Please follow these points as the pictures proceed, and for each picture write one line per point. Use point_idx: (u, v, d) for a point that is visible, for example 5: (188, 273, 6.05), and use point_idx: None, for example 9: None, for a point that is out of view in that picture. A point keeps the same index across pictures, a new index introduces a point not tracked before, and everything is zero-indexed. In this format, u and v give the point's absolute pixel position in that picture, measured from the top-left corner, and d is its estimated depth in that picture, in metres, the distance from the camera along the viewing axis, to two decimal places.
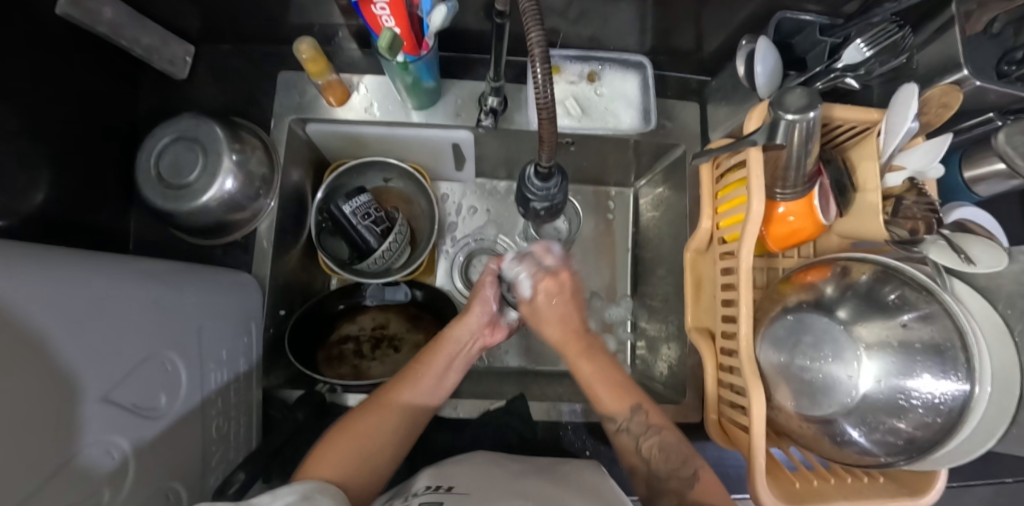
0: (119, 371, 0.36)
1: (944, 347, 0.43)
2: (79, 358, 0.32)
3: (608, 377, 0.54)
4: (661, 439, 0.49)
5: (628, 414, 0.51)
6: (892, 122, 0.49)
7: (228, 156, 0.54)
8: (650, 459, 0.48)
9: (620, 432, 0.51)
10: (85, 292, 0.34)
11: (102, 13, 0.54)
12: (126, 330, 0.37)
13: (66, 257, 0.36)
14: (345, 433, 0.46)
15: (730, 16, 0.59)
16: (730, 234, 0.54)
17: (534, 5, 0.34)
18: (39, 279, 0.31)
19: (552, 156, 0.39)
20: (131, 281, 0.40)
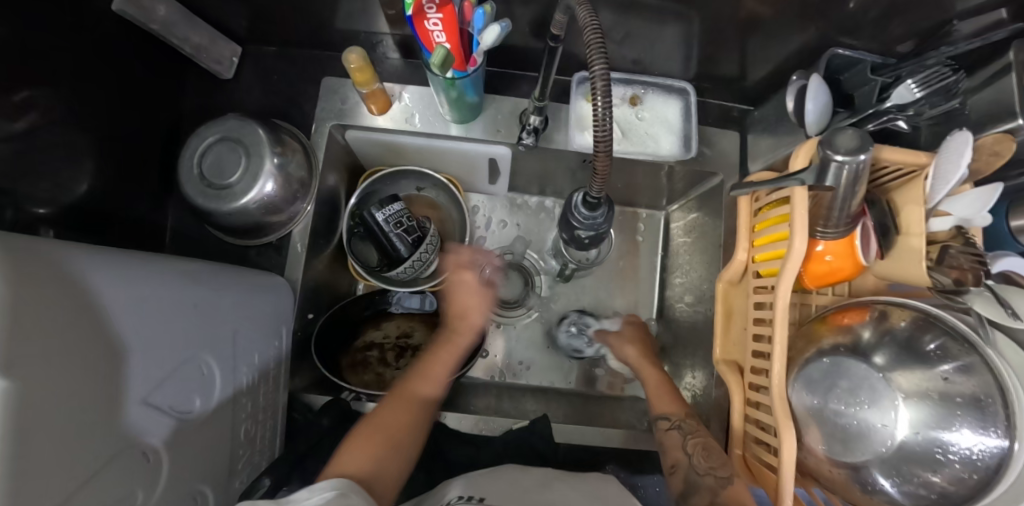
0: (159, 374, 0.36)
1: (985, 400, 0.42)
2: (122, 358, 0.32)
3: (666, 387, 0.60)
4: (706, 441, 0.51)
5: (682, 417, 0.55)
6: (941, 167, 0.48)
7: (271, 159, 0.54)
8: (694, 455, 0.50)
9: (670, 429, 0.54)
10: (136, 292, 0.35)
11: (156, 11, 0.55)
12: (170, 332, 0.37)
13: (118, 255, 0.37)
14: (370, 428, 0.48)
15: (778, 48, 0.58)
16: (767, 269, 0.54)
17: (598, 35, 0.34)
18: (94, 277, 0.32)
19: (604, 188, 0.39)
20: (179, 281, 0.41)
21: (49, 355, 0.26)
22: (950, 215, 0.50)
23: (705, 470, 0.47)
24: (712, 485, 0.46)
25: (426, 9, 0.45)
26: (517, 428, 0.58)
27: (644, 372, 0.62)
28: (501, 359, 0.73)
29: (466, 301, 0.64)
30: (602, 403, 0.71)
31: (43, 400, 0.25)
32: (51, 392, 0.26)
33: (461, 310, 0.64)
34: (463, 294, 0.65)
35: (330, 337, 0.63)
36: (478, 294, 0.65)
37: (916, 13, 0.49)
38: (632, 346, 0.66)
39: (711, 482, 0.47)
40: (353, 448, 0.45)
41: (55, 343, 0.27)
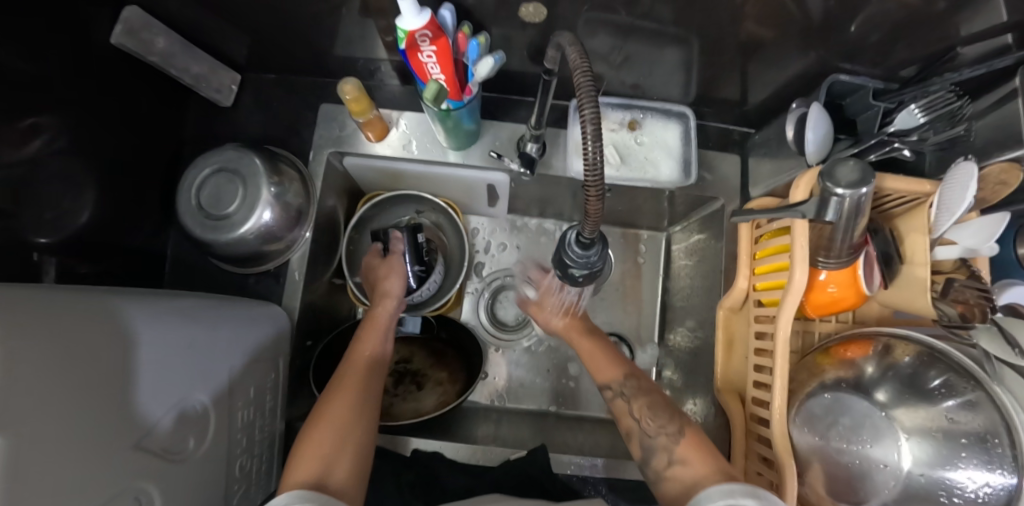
0: (155, 413, 0.36)
1: (990, 440, 0.40)
2: (113, 401, 0.33)
3: (603, 349, 0.59)
4: (651, 401, 0.51)
5: (621, 379, 0.55)
6: (945, 197, 0.47)
7: (268, 189, 0.55)
8: (641, 418, 0.50)
9: (614, 397, 0.54)
10: (126, 335, 0.36)
11: (156, 43, 0.55)
12: (163, 371, 0.38)
13: (101, 299, 0.37)
14: (321, 423, 0.44)
15: (780, 72, 0.57)
16: (768, 298, 0.53)
17: (590, 79, 0.34)
18: (87, 324, 0.33)
19: (597, 229, 0.38)
20: (173, 322, 0.41)
21: (35, 401, 0.27)
22: (955, 244, 0.49)
23: (655, 432, 0.47)
24: (666, 444, 0.46)
25: (420, 42, 0.44)
26: (516, 459, 0.58)
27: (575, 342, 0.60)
28: (500, 383, 0.73)
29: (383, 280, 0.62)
30: (602, 428, 0.70)
31: (34, 446, 0.25)
32: (40, 437, 0.26)
33: (378, 290, 0.61)
34: (381, 277, 0.62)
35: (328, 362, 0.64)
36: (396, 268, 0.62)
37: (921, 39, 0.48)
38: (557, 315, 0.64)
39: (665, 442, 0.46)
40: (306, 454, 0.41)
41: (35, 393, 0.27)
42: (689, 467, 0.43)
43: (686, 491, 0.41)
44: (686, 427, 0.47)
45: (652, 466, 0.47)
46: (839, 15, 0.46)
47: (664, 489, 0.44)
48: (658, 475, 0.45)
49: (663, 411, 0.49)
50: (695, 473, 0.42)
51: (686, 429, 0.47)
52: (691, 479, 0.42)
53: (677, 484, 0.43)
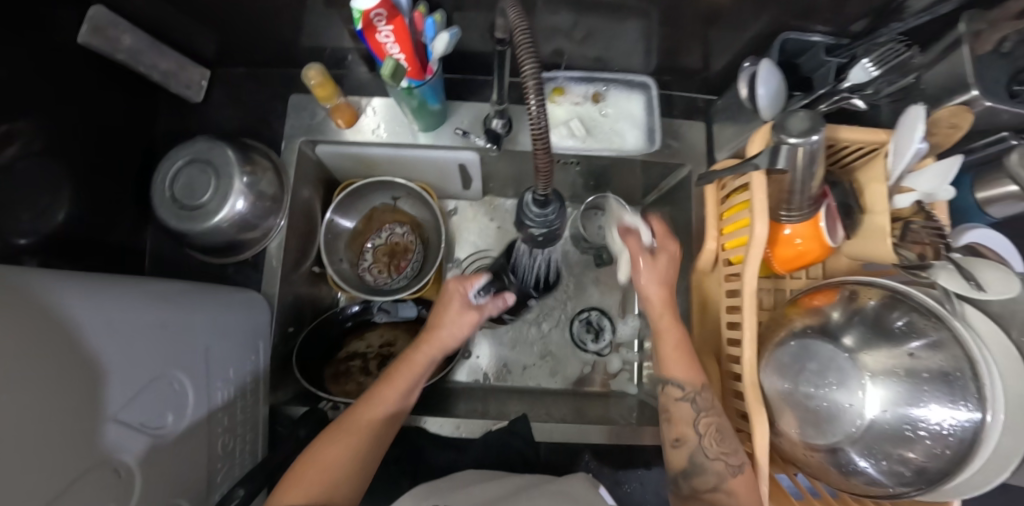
0: (130, 388, 0.37)
1: (953, 373, 0.41)
2: (89, 375, 0.33)
3: (685, 346, 0.53)
4: (719, 422, 0.48)
5: (699, 386, 0.50)
6: (899, 143, 0.48)
7: (240, 178, 0.56)
8: (705, 437, 0.48)
9: (681, 401, 0.50)
10: (106, 312, 0.37)
11: (122, 40, 0.57)
12: (137, 348, 0.38)
13: (79, 281, 0.38)
14: (311, 466, 0.41)
15: (736, 37, 0.59)
16: (735, 256, 0.54)
17: (528, 37, 0.35)
18: (63, 298, 0.34)
19: (549, 184, 0.39)
20: (150, 302, 0.42)
21: (12, 365, 0.27)
22: (913, 191, 0.49)
23: (714, 457, 0.46)
24: (721, 470, 0.46)
25: (377, 22, 0.45)
26: (496, 429, 0.58)
27: (662, 325, 0.54)
28: (486, 363, 0.74)
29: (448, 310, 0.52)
30: (588, 400, 0.71)
31: (9, 402, 0.26)
32: (18, 402, 0.27)
33: (433, 321, 0.52)
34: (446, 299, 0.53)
35: (311, 348, 0.64)
36: (468, 318, 0.52)
37: None
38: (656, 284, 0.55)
39: (719, 468, 0.46)
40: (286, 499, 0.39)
41: (15, 350, 0.28)
42: (732, 499, 0.44)
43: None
44: (747, 463, 0.46)
45: (693, 481, 0.48)
46: None
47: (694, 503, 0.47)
48: (698, 492, 0.47)
49: (731, 436, 0.47)
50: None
51: (747, 466, 0.46)
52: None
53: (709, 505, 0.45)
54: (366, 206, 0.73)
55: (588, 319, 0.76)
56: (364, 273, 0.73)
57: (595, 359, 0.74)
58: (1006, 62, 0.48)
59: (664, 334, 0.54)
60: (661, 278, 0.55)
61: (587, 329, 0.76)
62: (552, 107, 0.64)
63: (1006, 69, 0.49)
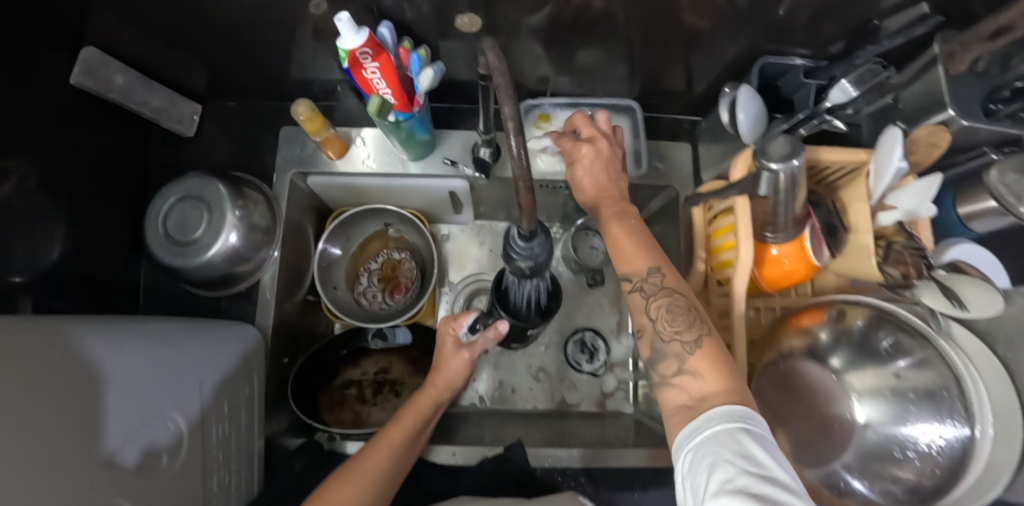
0: (123, 429, 0.37)
1: (940, 393, 0.42)
2: (81, 418, 0.34)
3: (638, 238, 0.48)
4: (672, 301, 0.44)
5: (647, 269, 0.46)
6: (879, 163, 0.49)
7: (232, 212, 0.57)
8: (658, 319, 0.44)
9: (632, 291, 0.47)
10: (89, 359, 0.37)
11: (114, 81, 0.58)
12: (132, 389, 0.39)
13: (68, 328, 0.38)
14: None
15: (717, 60, 0.60)
16: (725, 277, 0.55)
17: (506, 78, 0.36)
18: (58, 347, 0.35)
19: (533, 219, 0.39)
20: (142, 345, 0.42)
21: None
22: (895, 209, 0.50)
23: (670, 338, 0.42)
24: (677, 350, 0.42)
25: (362, 60, 0.46)
26: (491, 457, 0.57)
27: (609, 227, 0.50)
28: (482, 386, 0.74)
29: (446, 355, 0.57)
30: (586, 421, 0.71)
31: None
32: (6, 445, 0.27)
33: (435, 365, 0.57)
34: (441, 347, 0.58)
35: (305, 378, 0.64)
36: (462, 356, 0.56)
37: (843, 16, 0.51)
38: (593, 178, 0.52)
39: (677, 350, 0.42)
40: None
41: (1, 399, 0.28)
42: (700, 381, 0.39)
43: (692, 403, 0.38)
44: (705, 337, 0.42)
45: (659, 370, 0.43)
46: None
47: (664, 395, 0.42)
48: (663, 380, 0.42)
49: (685, 315, 0.43)
50: (706, 388, 0.38)
51: (705, 339, 0.42)
52: (698, 392, 0.39)
53: (681, 393, 0.40)
54: (359, 234, 0.73)
55: (583, 339, 0.76)
56: (361, 296, 0.74)
57: (589, 379, 0.75)
58: (982, 81, 0.49)
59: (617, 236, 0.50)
60: (596, 181, 0.52)
61: (581, 350, 0.76)
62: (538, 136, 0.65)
63: (982, 89, 0.50)
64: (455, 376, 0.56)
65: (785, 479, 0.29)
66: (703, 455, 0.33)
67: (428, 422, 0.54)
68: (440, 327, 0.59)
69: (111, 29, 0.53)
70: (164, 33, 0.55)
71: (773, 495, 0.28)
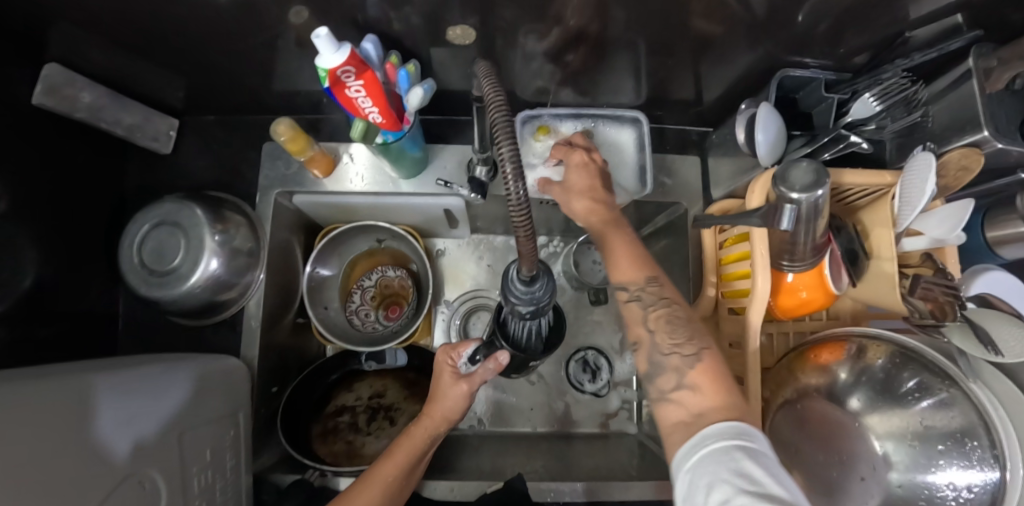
0: (100, 491, 0.34)
1: (968, 442, 0.39)
2: (64, 485, 0.31)
3: (635, 248, 0.47)
4: (671, 312, 0.42)
5: (642, 282, 0.44)
6: (907, 188, 0.46)
7: (211, 236, 0.53)
8: (657, 331, 0.42)
9: (629, 302, 0.44)
10: (78, 415, 0.34)
11: (81, 98, 0.53)
12: (115, 447, 0.36)
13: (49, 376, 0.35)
14: None
15: (730, 70, 0.56)
16: (738, 306, 0.52)
17: (501, 96, 0.33)
18: (52, 400, 0.33)
19: (535, 265, 0.36)
20: (127, 393, 0.40)
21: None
22: (923, 235, 0.47)
23: (669, 350, 0.39)
24: (678, 365, 0.39)
25: (345, 79, 0.41)
26: (491, 492, 0.55)
27: (602, 233, 0.49)
28: (481, 408, 0.71)
29: (445, 384, 0.52)
30: (587, 444, 0.68)
31: None
32: None
33: (431, 394, 0.53)
34: (439, 374, 0.53)
35: (295, 406, 0.61)
36: (459, 388, 0.51)
37: (870, 27, 0.46)
38: (581, 198, 0.50)
39: (676, 363, 0.39)
40: None
41: None
42: (699, 396, 0.36)
43: (689, 418, 0.35)
44: (706, 351, 0.39)
45: (655, 385, 0.40)
46: (782, 8, 0.44)
47: (660, 412, 0.38)
48: (660, 395, 0.39)
49: (686, 327, 0.41)
50: (704, 403, 0.35)
51: (705, 352, 0.39)
52: (695, 408, 0.35)
53: (678, 409, 0.36)
54: (349, 252, 0.70)
55: (585, 357, 0.74)
56: (354, 314, 0.70)
57: (593, 400, 0.72)
58: (1018, 99, 0.45)
59: (613, 243, 0.48)
60: (586, 188, 0.51)
61: (584, 370, 0.73)
62: (537, 151, 0.59)
63: (1018, 107, 0.46)
64: (453, 409, 0.52)
65: (787, 497, 0.26)
66: (700, 475, 0.30)
67: (423, 456, 0.51)
68: (439, 353, 0.54)
69: (73, 42, 0.49)
70: (131, 44, 0.50)
71: None
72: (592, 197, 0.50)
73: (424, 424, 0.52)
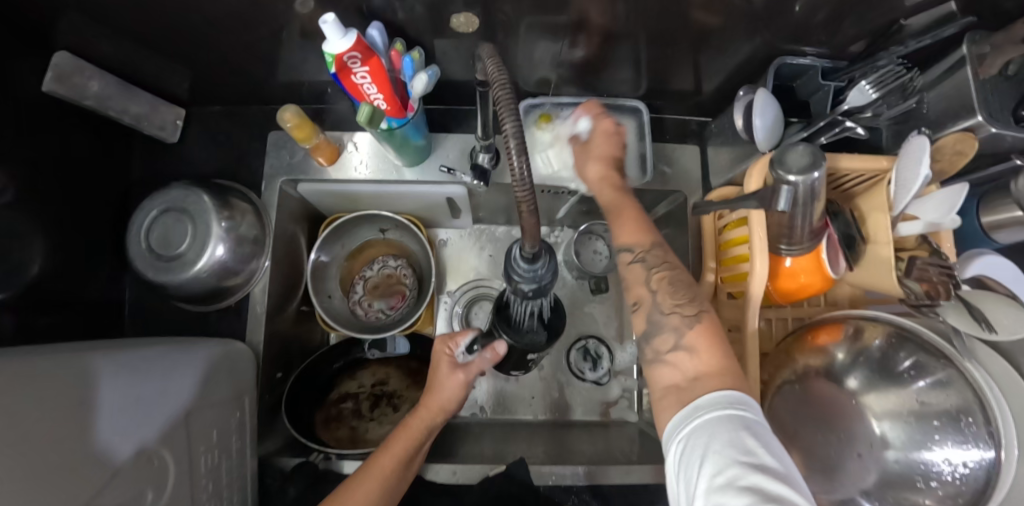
0: (106, 468, 0.34)
1: (964, 418, 0.40)
2: (66, 459, 0.32)
3: (636, 211, 0.46)
4: (674, 275, 0.42)
5: (649, 246, 0.43)
6: (902, 173, 0.47)
7: (217, 223, 0.54)
8: (659, 292, 0.41)
9: (632, 263, 0.43)
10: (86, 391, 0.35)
11: (90, 87, 0.54)
12: (120, 426, 0.37)
13: (40, 359, 0.36)
14: None
15: (729, 60, 0.56)
16: (737, 290, 0.53)
17: (504, 75, 0.34)
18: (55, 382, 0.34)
19: (537, 241, 0.37)
20: (126, 376, 0.40)
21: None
22: (919, 220, 0.47)
23: (670, 309, 0.40)
24: (677, 325, 0.39)
25: (352, 65, 0.43)
26: (494, 475, 0.55)
27: (606, 194, 0.47)
28: (483, 396, 0.72)
29: (441, 375, 0.52)
30: (591, 431, 0.69)
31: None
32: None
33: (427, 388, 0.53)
34: (435, 368, 0.53)
35: (300, 392, 0.62)
36: (456, 378, 0.52)
37: (865, 16, 0.47)
38: (592, 162, 0.49)
39: (675, 323, 0.39)
40: None
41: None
42: (695, 358, 0.37)
43: (683, 383, 0.36)
44: (705, 314, 0.40)
45: (652, 346, 0.40)
46: None
47: (654, 373, 0.39)
48: (655, 356, 0.39)
49: (685, 289, 0.41)
50: (699, 367, 0.36)
51: (704, 315, 0.40)
52: (691, 371, 0.36)
53: (671, 369, 0.38)
54: (353, 241, 0.70)
55: (586, 346, 0.74)
56: (356, 306, 0.71)
57: (594, 388, 0.73)
58: (1011, 85, 0.46)
59: (614, 205, 0.47)
60: (605, 155, 0.49)
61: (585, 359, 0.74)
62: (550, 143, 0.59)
63: (1011, 93, 0.47)
64: (450, 400, 0.51)
65: (777, 467, 0.28)
66: (693, 447, 0.31)
67: (418, 454, 0.50)
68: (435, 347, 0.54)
69: (83, 33, 0.50)
70: (140, 35, 0.51)
71: (770, 487, 0.26)
72: (608, 164, 0.49)
73: (419, 419, 0.50)
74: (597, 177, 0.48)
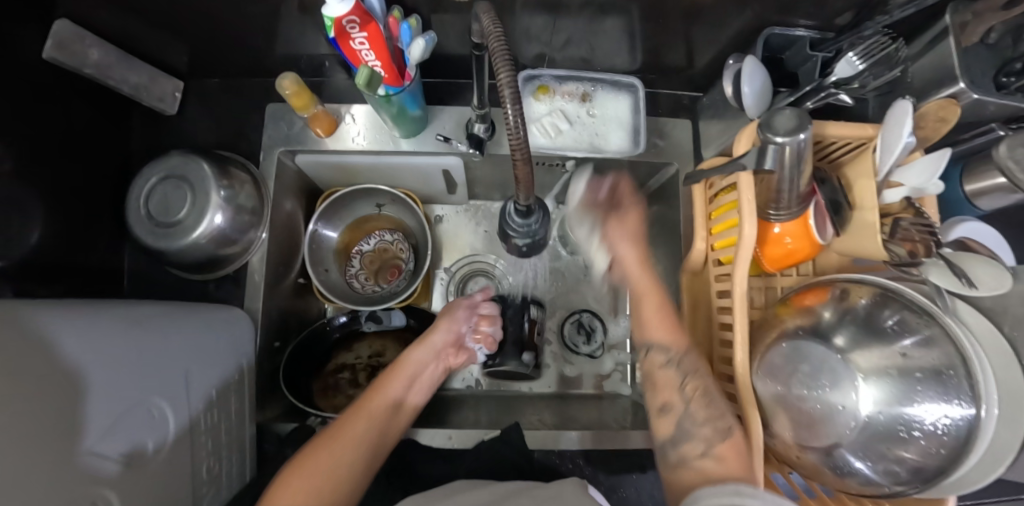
0: (106, 415, 0.35)
1: (946, 372, 0.41)
2: (71, 402, 0.33)
3: (666, 313, 0.55)
4: (705, 384, 0.49)
5: (681, 350, 0.52)
6: (888, 138, 0.47)
7: (217, 192, 0.54)
8: (692, 402, 0.48)
9: (665, 365, 0.52)
10: (85, 339, 0.36)
11: (89, 55, 0.55)
12: (121, 376, 0.38)
13: (46, 311, 0.36)
14: (306, 464, 0.42)
15: (720, 34, 0.58)
16: (725, 256, 0.54)
17: (499, 29, 0.34)
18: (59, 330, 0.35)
19: (530, 194, 0.39)
20: (123, 329, 0.41)
21: None
22: (902, 186, 0.48)
23: (701, 422, 0.45)
24: (708, 436, 0.45)
25: (350, 29, 0.43)
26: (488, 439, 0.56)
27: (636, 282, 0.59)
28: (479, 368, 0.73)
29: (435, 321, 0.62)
30: (586, 402, 0.70)
31: None
32: None
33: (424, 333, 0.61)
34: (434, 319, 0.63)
35: (298, 361, 0.63)
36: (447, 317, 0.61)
37: None
38: (627, 244, 0.61)
39: (705, 433, 0.45)
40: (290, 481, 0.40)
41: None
42: (720, 464, 0.43)
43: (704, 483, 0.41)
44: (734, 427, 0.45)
45: (678, 449, 0.47)
46: None
47: (682, 475, 0.45)
48: (682, 459, 0.46)
49: (717, 399, 0.47)
50: (724, 472, 0.42)
51: (734, 428, 0.45)
52: (714, 475, 0.42)
53: (696, 471, 0.44)
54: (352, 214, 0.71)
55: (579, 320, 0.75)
56: (353, 279, 0.72)
57: (588, 361, 0.74)
58: (991, 53, 0.48)
59: (644, 293, 0.58)
60: (633, 237, 0.61)
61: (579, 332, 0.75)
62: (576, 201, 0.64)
63: (992, 61, 0.48)
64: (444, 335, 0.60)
65: None
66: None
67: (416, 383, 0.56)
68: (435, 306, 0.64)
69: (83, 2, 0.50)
70: (139, 6, 0.52)
71: None
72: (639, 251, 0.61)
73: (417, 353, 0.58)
74: (630, 260, 0.60)
